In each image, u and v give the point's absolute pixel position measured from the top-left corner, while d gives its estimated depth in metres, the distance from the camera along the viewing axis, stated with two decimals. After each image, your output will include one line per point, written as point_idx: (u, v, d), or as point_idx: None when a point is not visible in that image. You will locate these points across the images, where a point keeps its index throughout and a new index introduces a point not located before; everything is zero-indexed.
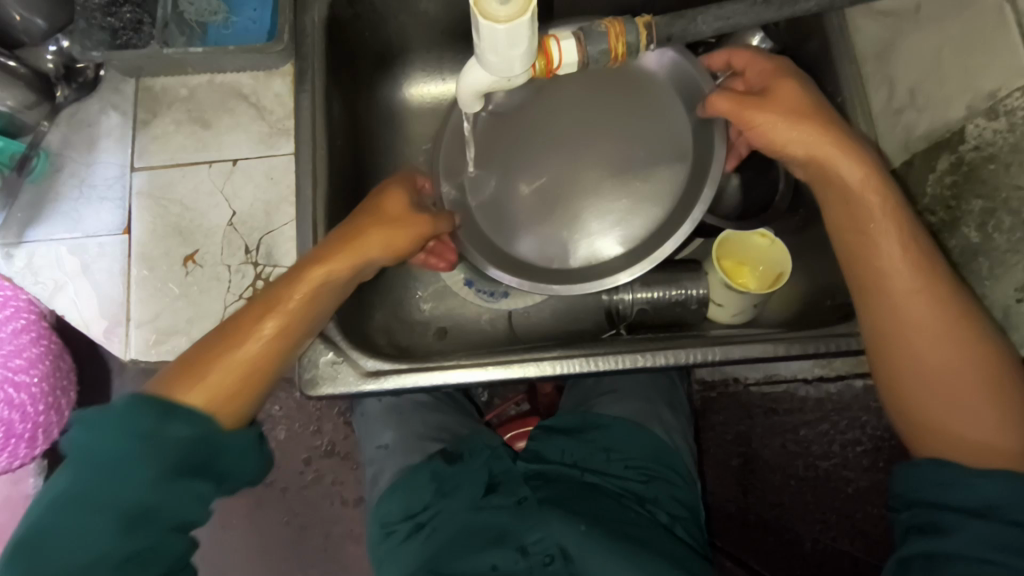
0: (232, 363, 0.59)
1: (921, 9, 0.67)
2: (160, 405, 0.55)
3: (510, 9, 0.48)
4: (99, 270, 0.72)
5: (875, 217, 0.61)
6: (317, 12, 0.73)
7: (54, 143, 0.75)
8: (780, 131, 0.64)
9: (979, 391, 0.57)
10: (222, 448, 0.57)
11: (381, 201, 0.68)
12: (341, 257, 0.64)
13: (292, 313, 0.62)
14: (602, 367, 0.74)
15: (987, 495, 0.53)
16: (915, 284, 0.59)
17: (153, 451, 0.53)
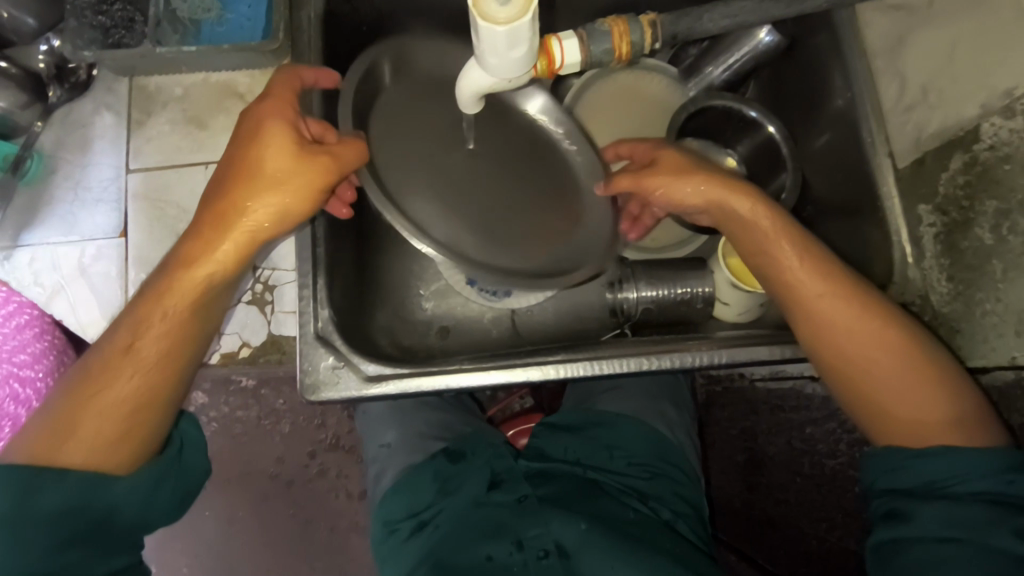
0: (117, 394, 0.56)
1: (933, 4, 0.67)
2: (33, 472, 0.53)
3: (511, 10, 0.46)
4: (97, 273, 0.71)
5: (777, 239, 0.64)
6: (312, 8, 0.71)
7: (47, 144, 0.74)
8: (671, 182, 0.67)
9: (905, 372, 0.58)
10: (115, 506, 0.56)
11: (258, 157, 0.59)
12: (220, 240, 0.58)
13: (177, 326, 0.58)
14: (608, 370, 0.73)
15: (944, 468, 0.55)
16: (821, 288, 0.61)
17: (31, 528, 0.52)
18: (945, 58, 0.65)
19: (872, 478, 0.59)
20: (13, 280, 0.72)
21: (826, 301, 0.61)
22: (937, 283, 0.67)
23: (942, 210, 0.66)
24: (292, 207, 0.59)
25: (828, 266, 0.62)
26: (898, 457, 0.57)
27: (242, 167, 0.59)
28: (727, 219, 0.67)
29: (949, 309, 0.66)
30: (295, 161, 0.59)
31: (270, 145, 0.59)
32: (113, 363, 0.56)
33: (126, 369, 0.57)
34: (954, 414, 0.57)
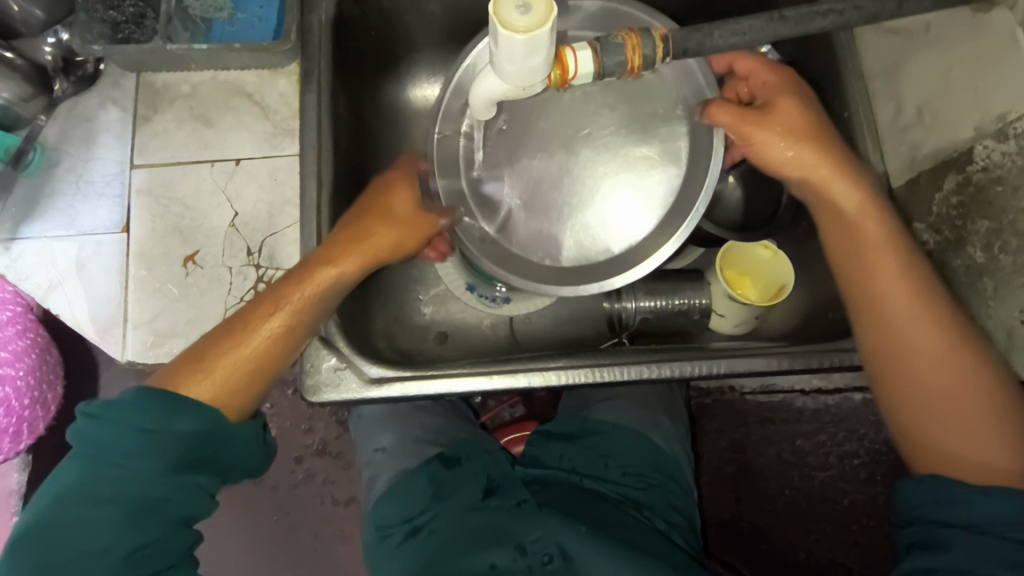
0: (242, 358, 0.60)
1: (932, 28, 0.68)
2: (169, 397, 0.56)
3: (531, 19, 0.47)
4: (96, 268, 0.70)
5: (874, 244, 0.62)
6: (324, 11, 0.72)
7: (50, 137, 0.73)
8: (778, 149, 0.65)
9: (983, 418, 0.57)
10: (225, 444, 0.58)
11: (390, 199, 0.69)
12: (350, 253, 0.65)
13: (302, 311, 0.62)
14: (609, 378, 0.74)
15: (988, 513, 0.53)
16: (915, 307, 0.60)
17: (158, 445, 0.54)
18: (941, 82, 0.68)
19: (912, 505, 0.57)
20: (9, 273, 0.71)
21: (917, 315, 0.59)
22: None
23: (935, 228, 0.69)
24: (408, 244, 0.69)
25: (924, 279, 0.61)
26: (953, 490, 0.55)
27: (375, 203, 0.69)
28: (825, 212, 0.65)
29: None
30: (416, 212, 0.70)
31: (403, 192, 0.70)
32: (242, 333, 0.60)
33: (258, 337, 0.61)
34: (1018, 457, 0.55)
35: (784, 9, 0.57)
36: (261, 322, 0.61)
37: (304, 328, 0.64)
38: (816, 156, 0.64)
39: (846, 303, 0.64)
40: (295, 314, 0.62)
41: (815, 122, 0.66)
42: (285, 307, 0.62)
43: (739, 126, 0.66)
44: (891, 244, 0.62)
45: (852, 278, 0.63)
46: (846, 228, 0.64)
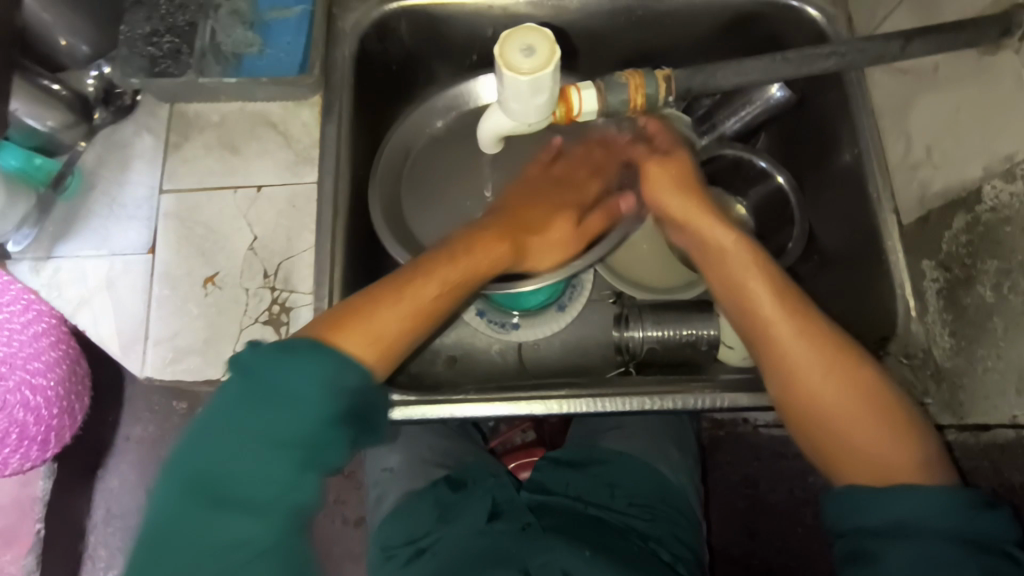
0: (396, 319, 0.62)
1: (939, 69, 0.70)
2: (325, 351, 0.55)
3: (534, 62, 0.50)
4: (123, 286, 0.73)
5: (748, 271, 0.68)
6: (347, 47, 0.80)
7: (89, 161, 0.77)
8: (663, 189, 0.72)
9: (875, 421, 0.61)
10: (375, 403, 0.57)
11: (553, 218, 0.75)
12: (505, 240, 0.71)
13: (457, 277, 0.67)
14: (611, 409, 0.74)
15: (899, 511, 0.57)
16: (794, 328, 0.65)
17: (330, 393, 0.53)
18: (949, 120, 0.68)
19: (836, 518, 0.61)
20: (41, 290, 0.74)
21: (798, 340, 0.64)
22: (940, 338, 0.69)
23: (944, 266, 0.68)
24: (548, 265, 0.75)
25: (797, 305, 0.66)
26: (862, 499, 0.59)
27: (522, 204, 0.76)
28: (707, 250, 0.71)
29: (951, 363, 0.67)
30: (580, 230, 0.76)
31: (567, 211, 0.76)
32: (396, 292, 0.63)
33: (409, 295, 0.64)
34: (919, 459, 0.60)
35: (786, 50, 0.58)
36: (416, 286, 0.64)
37: (445, 306, 0.67)
38: (697, 206, 0.71)
39: (742, 332, 0.69)
40: (449, 284, 0.66)
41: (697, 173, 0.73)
42: (440, 278, 0.66)
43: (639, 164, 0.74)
44: (760, 270, 0.68)
45: (739, 308, 0.68)
46: (725, 263, 0.69)
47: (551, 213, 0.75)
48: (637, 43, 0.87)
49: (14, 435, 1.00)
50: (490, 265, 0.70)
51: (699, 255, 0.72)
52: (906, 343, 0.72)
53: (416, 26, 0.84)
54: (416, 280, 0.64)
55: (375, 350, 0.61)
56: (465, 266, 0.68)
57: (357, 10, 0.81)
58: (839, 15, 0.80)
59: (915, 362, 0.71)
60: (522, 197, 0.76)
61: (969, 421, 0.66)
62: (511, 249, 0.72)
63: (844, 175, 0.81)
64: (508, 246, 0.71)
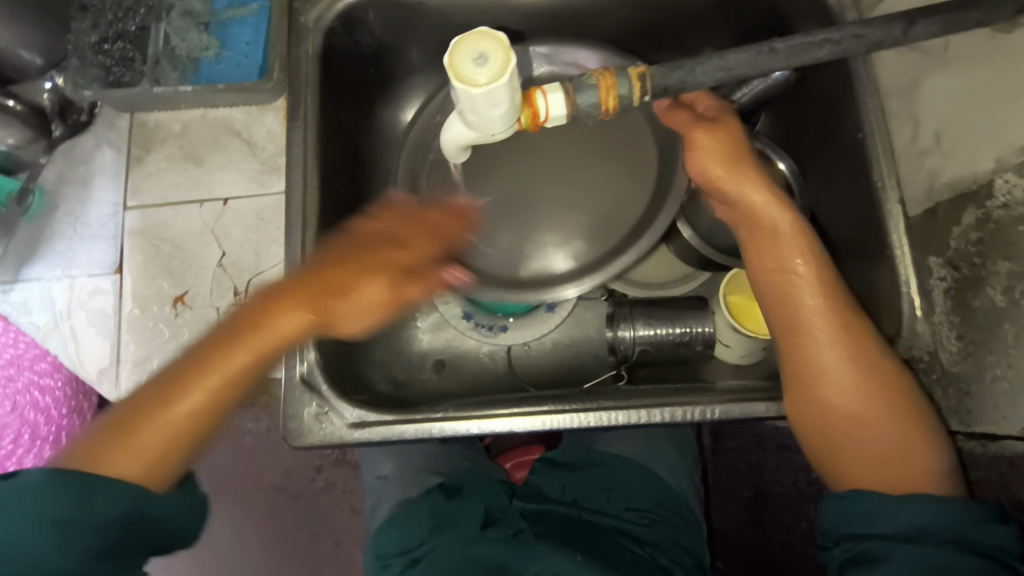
0: (170, 431, 0.54)
1: (950, 47, 0.63)
2: (81, 485, 0.50)
3: (489, 72, 0.46)
4: (92, 308, 0.71)
5: (794, 255, 0.64)
6: (310, 43, 0.73)
7: (49, 180, 0.75)
8: (709, 156, 0.67)
9: (897, 426, 0.61)
10: (158, 516, 0.54)
11: (358, 286, 0.60)
12: (305, 310, 0.59)
13: (223, 382, 0.56)
14: (595, 423, 0.71)
15: (907, 521, 0.57)
16: (832, 324, 0.62)
17: (81, 531, 0.49)
18: (958, 105, 0.62)
19: (835, 524, 0.61)
20: (10, 315, 0.72)
21: (831, 335, 0.62)
22: (947, 340, 0.64)
23: (953, 264, 0.63)
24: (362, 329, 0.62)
25: (838, 297, 0.63)
26: (864, 505, 0.59)
27: (330, 257, 0.62)
28: (749, 229, 0.66)
29: (960, 368, 0.63)
30: (396, 290, 0.62)
31: (378, 276, 0.61)
32: (168, 390, 0.55)
33: (184, 403, 0.55)
34: (928, 466, 0.60)
35: (773, 41, 0.54)
36: (177, 398, 0.55)
37: (220, 413, 0.57)
38: (753, 183, 0.66)
39: (771, 320, 0.66)
40: (214, 393, 0.55)
41: (749, 148, 0.68)
42: (203, 381, 0.55)
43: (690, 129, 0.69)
44: (808, 256, 0.64)
45: (778, 293, 0.65)
46: (771, 244, 0.65)
47: (358, 274, 0.60)
48: (624, 22, 0.81)
49: (28, 435, 1.02)
50: (290, 339, 0.59)
51: (742, 232, 0.67)
52: (911, 344, 0.68)
53: (386, 18, 0.78)
54: (186, 389, 0.55)
55: (144, 461, 0.53)
56: (219, 368, 0.56)
57: (318, 4, 0.75)
58: None
59: (921, 366, 0.67)
60: (331, 254, 0.62)
61: (977, 429, 0.62)
62: (311, 325, 0.59)
63: (845, 161, 0.76)
64: (307, 323, 0.59)
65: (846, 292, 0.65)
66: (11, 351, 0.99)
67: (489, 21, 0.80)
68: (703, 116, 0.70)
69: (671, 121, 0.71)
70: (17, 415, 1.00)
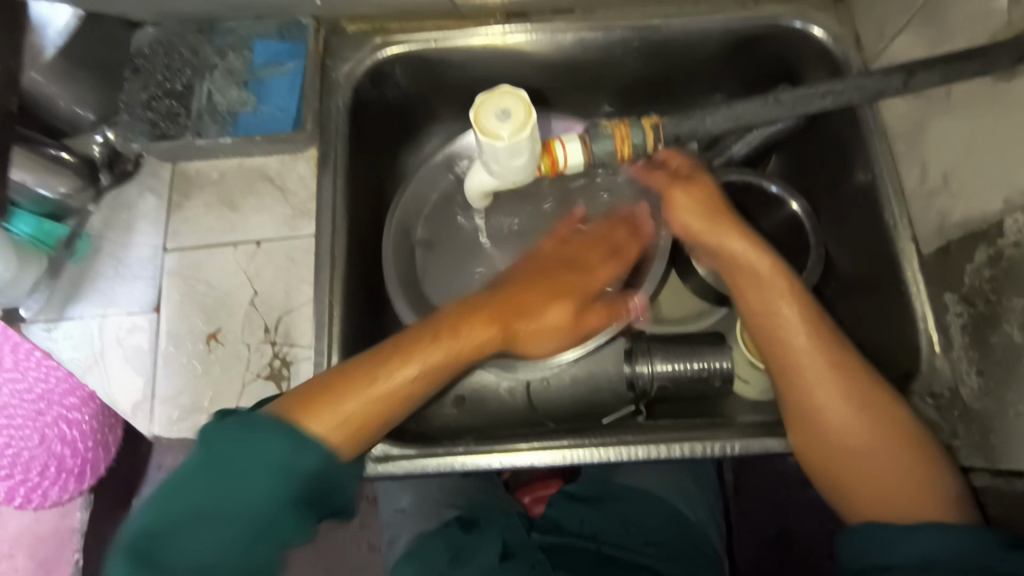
0: (373, 401, 0.60)
1: (952, 95, 0.66)
2: (291, 429, 0.54)
3: (512, 125, 0.49)
4: (131, 344, 0.75)
5: (779, 297, 0.66)
6: (341, 98, 0.79)
7: (96, 225, 0.80)
8: (689, 213, 0.69)
9: (900, 460, 0.61)
10: (338, 487, 0.55)
11: (549, 306, 0.71)
12: (494, 323, 0.67)
13: (440, 366, 0.63)
14: (615, 457, 0.73)
15: (929, 550, 0.56)
16: (825, 363, 0.63)
17: (287, 478, 0.51)
18: (964, 147, 0.64)
19: (853, 557, 0.60)
20: (54, 351, 0.75)
21: (823, 372, 0.63)
22: (967, 376, 0.64)
23: (969, 301, 0.63)
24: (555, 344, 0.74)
25: (826, 333, 0.64)
26: (884, 535, 0.58)
27: (546, 278, 0.72)
28: (737, 273, 0.68)
29: (981, 405, 0.63)
30: (580, 318, 0.73)
31: (565, 298, 0.72)
32: (377, 374, 0.61)
33: (395, 374, 0.61)
34: (942, 496, 0.60)
35: (780, 91, 0.58)
36: (392, 370, 0.61)
37: (416, 402, 0.64)
38: (730, 231, 0.68)
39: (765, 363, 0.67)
40: (426, 366, 0.63)
41: (725, 198, 0.71)
42: (418, 360, 0.62)
43: (664, 188, 0.71)
44: (793, 297, 0.66)
45: (768, 334, 0.65)
46: (758, 287, 0.67)
47: (559, 295, 0.71)
48: (638, 72, 0.85)
49: (54, 466, 1.07)
50: (478, 349, 0.67)
51: (728, 278, 0.69)
52: (931, 380, 0.68)
53: (412, 72, 0.83)
54: (395, 362, 0.62)
55: (347, 432, 0.59)
56: (439, 352, 0.63)
57: (350, 59, 0.80)
58: (846, 33, 0.76)
59: (941, 402, 0.67)
60: (535, 271, 0.73)
61: (1002, 466, 0.61)
62: (499, 335, 0.68)
63: (857, 200, 0.77)
64: (495, 333, 0.67)
65: (837, 329, 0.66)
66: (42, 386, 1.05)
67: (509, 72, 0.84)
68: (676, 173, 0.72)
69: (647, 181, 0.72)
70: (46, 447, 1.05)
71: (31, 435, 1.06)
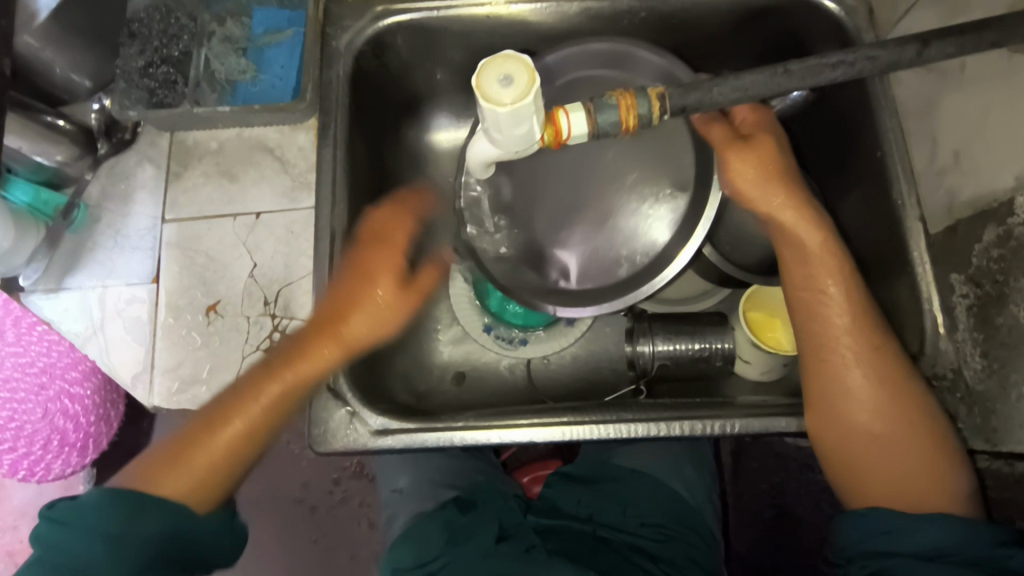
0: (214, 452, 0.62)
1: (966, 68, 0.64)
2: (124, 504, 0.58)
3: (513, 92, 0.48)
4: (129, 316, 0.74)
5: (824, 276, 0.64)
6: (342, 66, 0.77)
7: (93, 195, 0.79)
8: (750, 178, 0.67)
9: (919, 452, 0.60)
10: (195, 535, 0.61)
11: (359, 301, 0.67)
12: (325, 338, 0.66)
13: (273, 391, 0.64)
14: (613, 435, 0.72)
15: (933, 540, 0.57)
16: (863, 346, 0.62)
17: (132, 548, 0.57)
18: (978, 124, 0.62)
19: (852, 542, 0.61)
20: (52, 322, 0.76)
21: (860, 355, 0.62)
22: (971, 358, 0.64)
23: (975, 281, 0.63)
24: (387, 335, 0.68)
25: (869, 319, 0.63)
26: (891, 523, 0.58)
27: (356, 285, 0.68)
28: (786, 247, 0.67)
29: (983, 387, 0.62)
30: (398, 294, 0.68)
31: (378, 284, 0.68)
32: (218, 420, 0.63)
33: (224, 433, 0.63)
34: (951, 490, 0.60)
35: (790, 62, 0.57)
36: (224, 417, 0.63)
37: (267, 430, 0.65)
38: (785, 204, 0.66)
39: (797, 338, 0.66)
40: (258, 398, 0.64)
41: (787, 161, 0.68)
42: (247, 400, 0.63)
43: (723, 147, 0.68)
44: (839, 277, 0.64)
45: (806, 313, 0.64)
46: (803, 265, 0.65)
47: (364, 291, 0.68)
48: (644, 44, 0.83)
49: (56, 442, 1.05)
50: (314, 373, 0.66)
51: (778, 248, 0.68)
52: (934, 361, 0.67)
53: (414, 41, 0.81)
54: (224, 415, 0.63)
55: (201, 480, 0.62)
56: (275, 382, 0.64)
57: (350, 28, 0.79)
58: (859, 5, 0.75)
59: (943, 383, 0.67)
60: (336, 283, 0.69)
61: (1002, 448, 0.61)
62: (335, 347, 0.66)
63: (865, 179, 0.76)
64: (333, 344, 0.66)
65: (879, 314, 0.64)
66: (44, 360, 1.03)
67: (512, 44, 0.83)
68: (742, 132, 0.69)
69: (708, 136, 0.70)
70: (48, 422, 1.04)
71: (33, 409, 1.04)
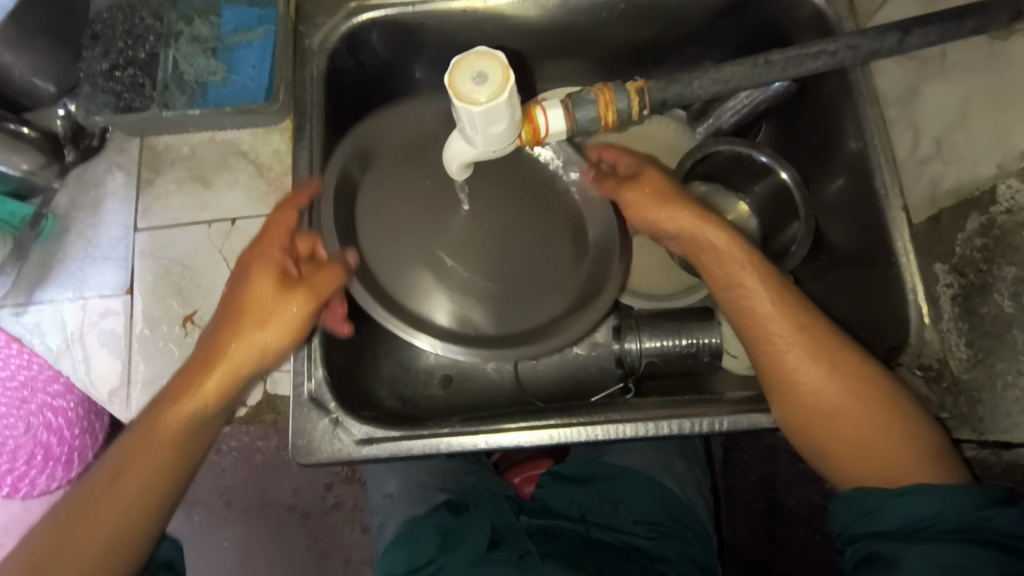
0: (97, 532, 0.56)
1: (946, 56, 0.65)
2: None
3: (488, 90, 0.47)
4: (104, 329, 0.72)
5: (740, 272, 0.64)
6: (316, 66, 0.75)
7: (62, 204, 0.77)
8: (646, 207, 0.67)
9: (875, 425, 0.58)
10: None
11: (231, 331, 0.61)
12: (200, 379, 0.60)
13: (151, 448, 0.58)
14: (602, 436, 0.71)
15: (918, 512, 0.54)
16: (790, 332, 0.61)
17: None
18: (958, 113, 0.63)
19: (843, 526, 0.58)
20: (24, 336, 0.73)
21: (791, 337, 0.61)
22: (957, 348, 0.63)
23: (959, 271, 0.62)
24: (276, 346, 0.62)
25: (795, 304, 0.62)
26: (876, 501, 0.56)
27: (234, 308, 0.62)
28: (706, 256, 0.66)
29: (969, 376, 0.62)
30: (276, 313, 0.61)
31: (248, 307, 0.61)
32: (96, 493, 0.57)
33: (112, 502, 0.57)
34: (931, 452, 0.57)
35: (771, 54, 0.58)
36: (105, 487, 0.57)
37: (159, 491, 0.59)
38: (688, 214, 0.65)
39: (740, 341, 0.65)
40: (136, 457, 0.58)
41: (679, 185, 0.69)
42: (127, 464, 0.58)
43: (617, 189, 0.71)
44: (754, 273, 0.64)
45: (734, 309, 0.65)
46: (718, 263, 0.65)
47: (236, 320, 0.61)
48: (624, 39, 0.82)
49: (39, 456, 1.03)
50: (197, 415, 0.61)
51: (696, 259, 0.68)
52: (920, 352, 0.67)
53: (389, 39, 0.79)
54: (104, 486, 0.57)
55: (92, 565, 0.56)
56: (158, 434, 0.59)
57: (322, 26, 0.76)
58: None
59: (930, 374, 0.66)
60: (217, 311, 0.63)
61: (990, 437, 0.61)
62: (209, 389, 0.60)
63: (847, 170, 0.76)
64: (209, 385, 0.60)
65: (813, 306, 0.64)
66: (23, 373, 1.00)
67: (490, 40, 0.81)
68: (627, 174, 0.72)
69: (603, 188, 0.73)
70: (30, 436, 1.01)
71: (14, 424, 1.01)
